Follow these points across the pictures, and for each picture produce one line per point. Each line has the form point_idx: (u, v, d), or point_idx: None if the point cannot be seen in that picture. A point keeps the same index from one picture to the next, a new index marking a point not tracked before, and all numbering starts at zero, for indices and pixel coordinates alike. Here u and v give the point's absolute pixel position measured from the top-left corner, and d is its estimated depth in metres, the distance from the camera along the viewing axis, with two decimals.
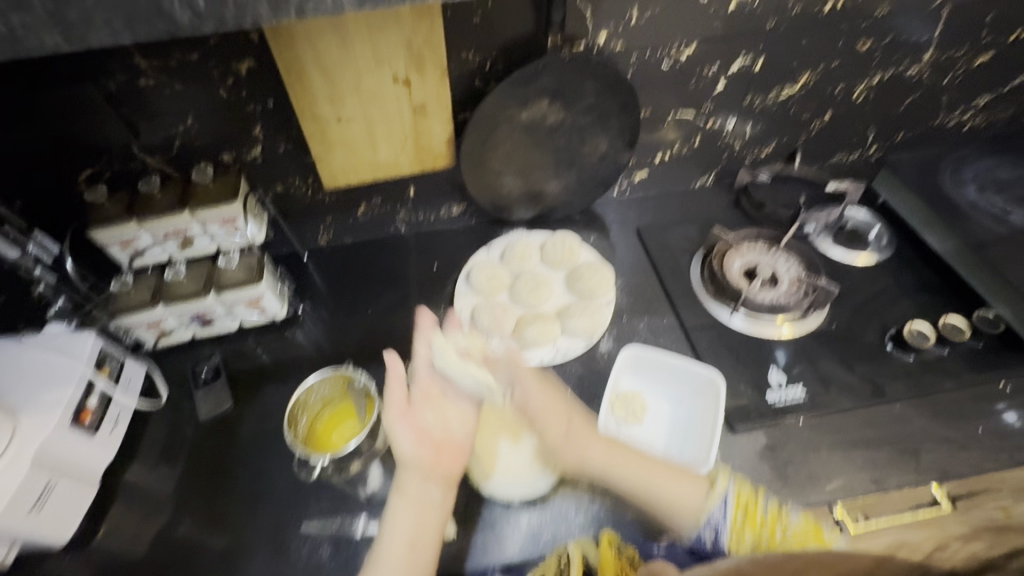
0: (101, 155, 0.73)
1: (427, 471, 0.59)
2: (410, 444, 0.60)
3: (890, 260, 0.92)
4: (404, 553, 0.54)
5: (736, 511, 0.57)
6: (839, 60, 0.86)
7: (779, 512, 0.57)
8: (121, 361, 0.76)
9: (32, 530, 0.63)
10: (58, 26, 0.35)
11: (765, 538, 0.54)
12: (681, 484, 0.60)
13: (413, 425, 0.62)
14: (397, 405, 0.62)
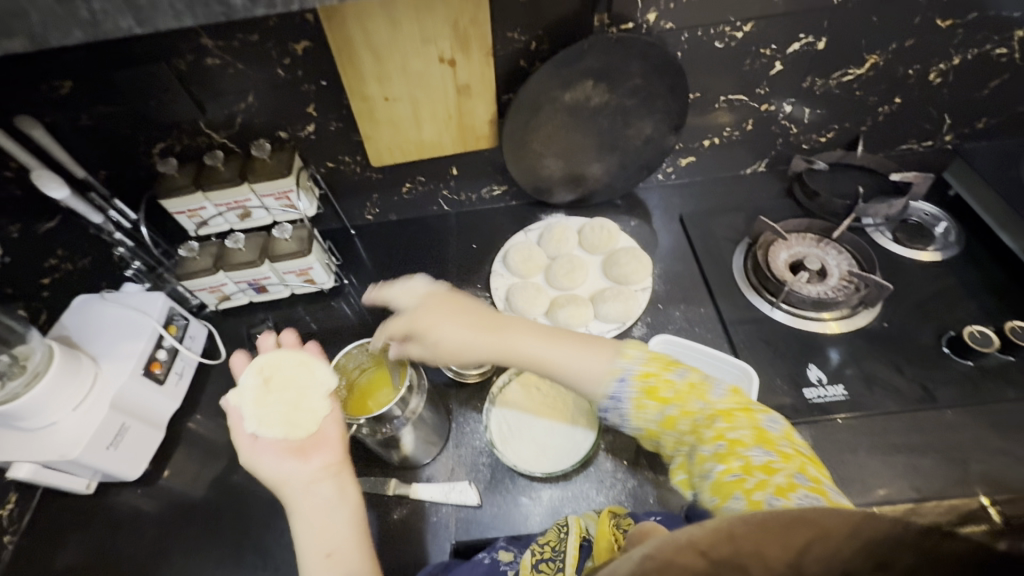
0: (173, 130, 0.79)
1: (309, 477, 0.53)
2: (277, 468, 0.54)
3: (956, 258, 0.86)
4: (322, 563, 0.48)
5: (637, 384, 0.52)
6: (913, 39, 0.80)
7: (695, 384, 0.52)
8: (187, 320, 0.83)
9: (111, 464, 0.71)
10: (131, 9, 0.38)
11: (674, 409, 0.50)
12: (588, 355, 0.54)
13: (271, 449, 0.55)
14: (246, 447, 0.56)
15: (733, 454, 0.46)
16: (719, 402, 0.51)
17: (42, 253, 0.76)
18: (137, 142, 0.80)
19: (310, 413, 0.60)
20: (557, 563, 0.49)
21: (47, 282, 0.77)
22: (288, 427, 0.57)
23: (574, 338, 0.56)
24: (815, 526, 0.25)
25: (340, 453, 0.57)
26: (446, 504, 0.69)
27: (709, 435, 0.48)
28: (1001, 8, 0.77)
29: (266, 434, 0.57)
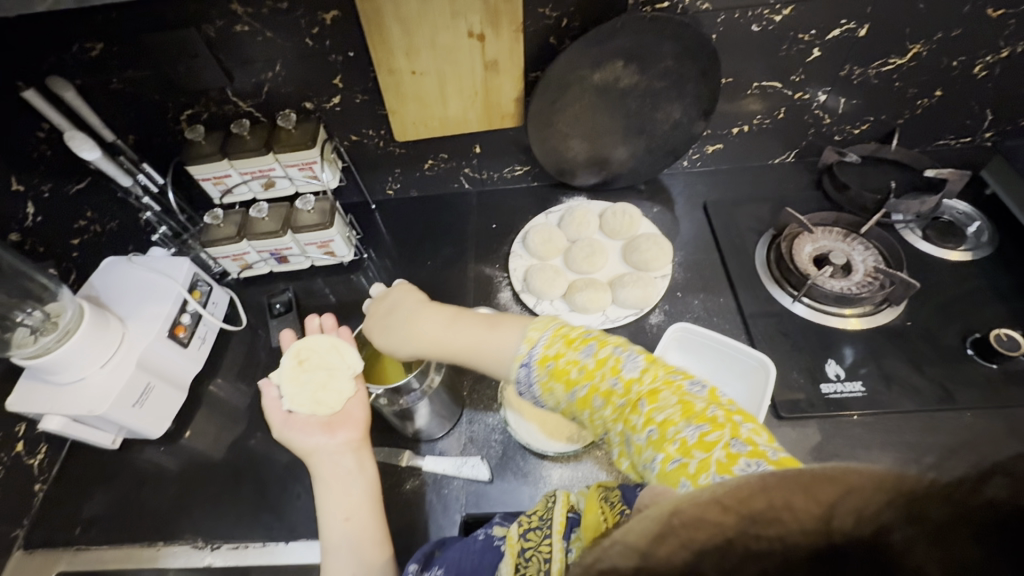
0: (201, 97, 0.80)
1: (334, 449, 0.57)
2: (305, 442, 0.58)
3: (987, 259, 0.84)
4: (341, 527, 0.54)
5: (544, 368, 0.54)
6: (960, 29, 0.77)
7: (603, 360, 0.53)
8: (210, 286, 0.85)
9: (135, 422, 0.73)
10: None
11: (587, 389, 0.52)
12: (499, 338, 0.59)
13: (299, 424, 0.59)
14: (279, 421, 0.59)
15: (663, 431, 0.47)
16: (633, 378, 0.51)
17: (72, 214, 0.78)
18: (165, 108, 0.80)
19: (338, 391, 0.61)
20: (544, 531, 0.45)
21: (76, 243, 0.79)
22: (316, 404, 0.59)
23: (473, 323, 0.61)
24: (843, 481, 0.24)
25: (361, 428, 0.60)
26: (456, 477, 0.70)
27: (632, 413, 0.49)
28: None
29: (298, 409, 0.59)
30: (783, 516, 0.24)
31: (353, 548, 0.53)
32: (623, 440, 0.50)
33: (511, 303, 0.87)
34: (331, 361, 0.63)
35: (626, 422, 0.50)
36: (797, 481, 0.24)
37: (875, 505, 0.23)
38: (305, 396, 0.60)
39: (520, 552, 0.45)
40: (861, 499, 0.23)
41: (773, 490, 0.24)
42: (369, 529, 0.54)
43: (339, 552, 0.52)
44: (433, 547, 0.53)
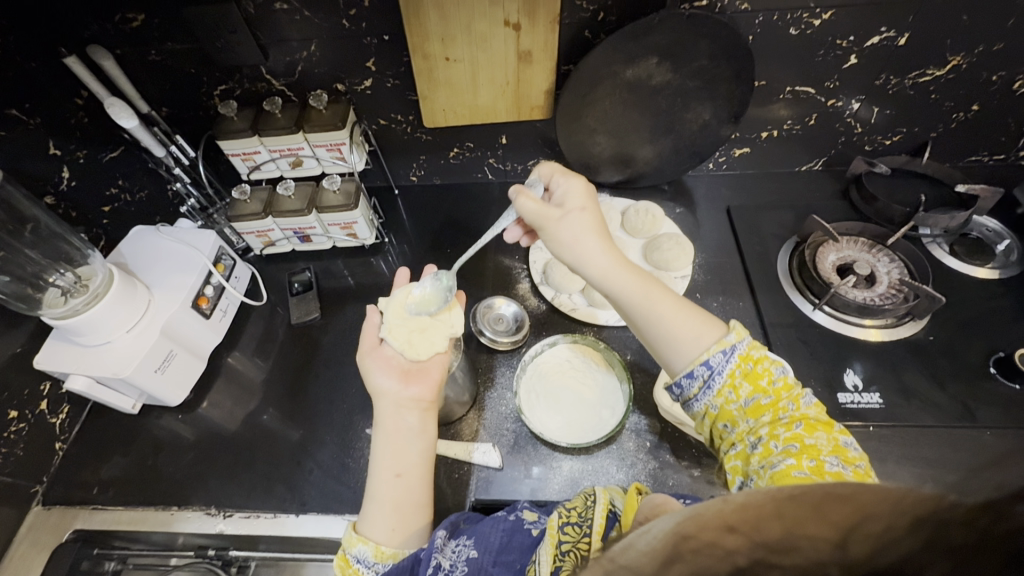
0: (235, 75, 0.81)
1: (401, 400, 0.56)
2: (382, 381, 0.58)
3: (1014, 278, 0.83)
4: (388, 482, 0.53)
5: (738, 365, 0.54)
6: (1003, 42, 0.75)
7: (790, 386, 0.54)
8: (233, 260, 0.86)
9: (157, 388, 0.74)
10: None
11: (765, 399, 0.53)
12: (695, 324, 0.56)
13: (385, 361, 0.59)
14: (369, 346, 0.61)
15: (806, 454, 0.48)
16: (808, 410, 0.53)
17: (105, 181, 0.79)
18: (199, 83, 0.81)
19: (430, 341, 0.60)
20: (584, 529, 0.46)
21: (107, 210, 0.80)
22: (407, 344, 0.59)
23: (672, 304, 0.57)
24: (862, 500, 0.20)
25: (433, 392, 0.58)
26: (467, 463, 0.71)
27: (782, 429, 0.50)
28: None
29: (388, 341, 0.60)
30: (800, 543, 0.21)
31: (394, 504, 0.52)
32: (754, 444, 0.51)
33: (530, 294, 0.88)
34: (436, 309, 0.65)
35: (770, 433, 0.51)
36: (807, 502, 0.21)
37: (903, 528, 0.20)
38: (401, 331, 0.60)
39: (559, 544, 0.45)
40: (886, 521, 0.20)
41: (785, 509, 0.21)
42: (410, 495, 0.53)
43: (381, 503, 0.52)
44: (458, 519, 0.54)
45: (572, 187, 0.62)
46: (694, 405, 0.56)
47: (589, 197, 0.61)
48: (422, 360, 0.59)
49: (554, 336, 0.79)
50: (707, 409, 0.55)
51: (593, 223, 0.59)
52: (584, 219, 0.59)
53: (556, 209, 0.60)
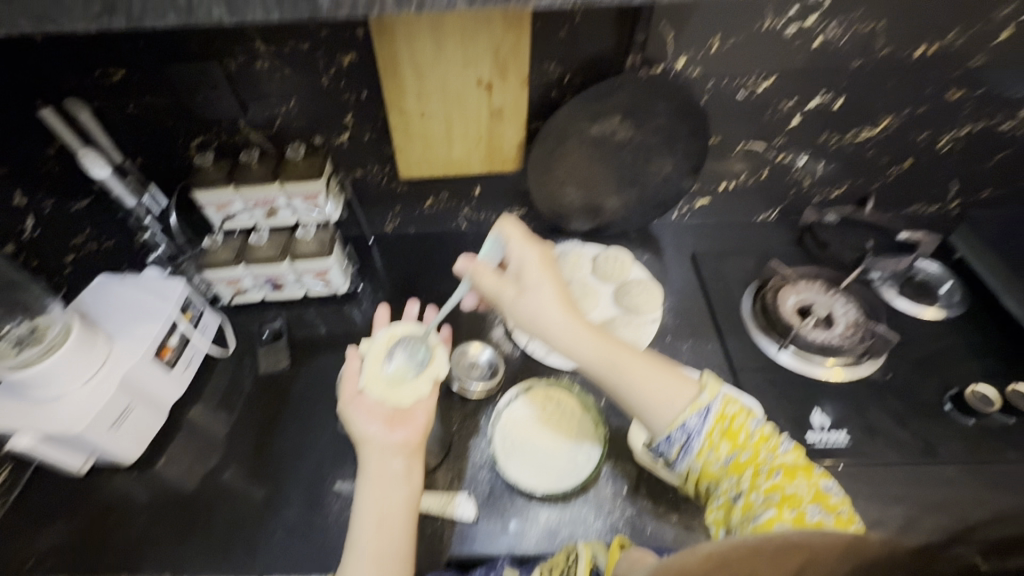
0: (213, 127, 0.82)
1: (387, 445, 0.55)
2: (366, 427, 0.57)
3: (959, 318, 0.88)
4: (371, 530, 0.51)
5: (715, 424, 0.54)
6: (925, 107, 0.84)
7: (768, 436, 0.55)
8: (201, 309, 0.84)
9: (110, 446, 0.70)
10: (180, 12, 0.39)
11: (745, 455, 0.53)
12: (666, 386, 0.57)
13: (368, 406, 0.58)
14: (348, 396, 0.59)
15: (788, 505, 0.49)
16: (787, 457, 0.53)
17: (70, 231, 0.78)
18: (176, 135, 0.82)
19: (413, 388, 0.60)
20: None
21: (70, 260, 0.78)
22: (389, 393, 0.59)
23: (640, 369, 0.58)
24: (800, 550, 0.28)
25: (418, 436, 0.57)
26: (441, 516, 0.68)
27: (762, 479, 0.51)
28: (1009, 87, 0.81)
29: (369, 391, 0.59)
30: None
31: (374, 556, 0.50)
32: (735, 498, 0.52)
33: (504, 340, 0.88)
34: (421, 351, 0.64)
35: (751, 485, 0.51)
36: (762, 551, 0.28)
37: None
38: (384, 379, 0.60)
39: None
40: None
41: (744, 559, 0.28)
42: (396, 544, 0.51)
43: (362, 553, 0.50)
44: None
45: (528, 255, 0.62)
46: (677, 466, 0.56)
47: (546, 267, 0.61)
48: (403, 407, 0.59)
49: (522, 384, 0.79)
50: (689, 470, 0.55)
51: (554, 295, 0.59)
52: (542, 290, 0.59)
53: (512, 287, 0.61)
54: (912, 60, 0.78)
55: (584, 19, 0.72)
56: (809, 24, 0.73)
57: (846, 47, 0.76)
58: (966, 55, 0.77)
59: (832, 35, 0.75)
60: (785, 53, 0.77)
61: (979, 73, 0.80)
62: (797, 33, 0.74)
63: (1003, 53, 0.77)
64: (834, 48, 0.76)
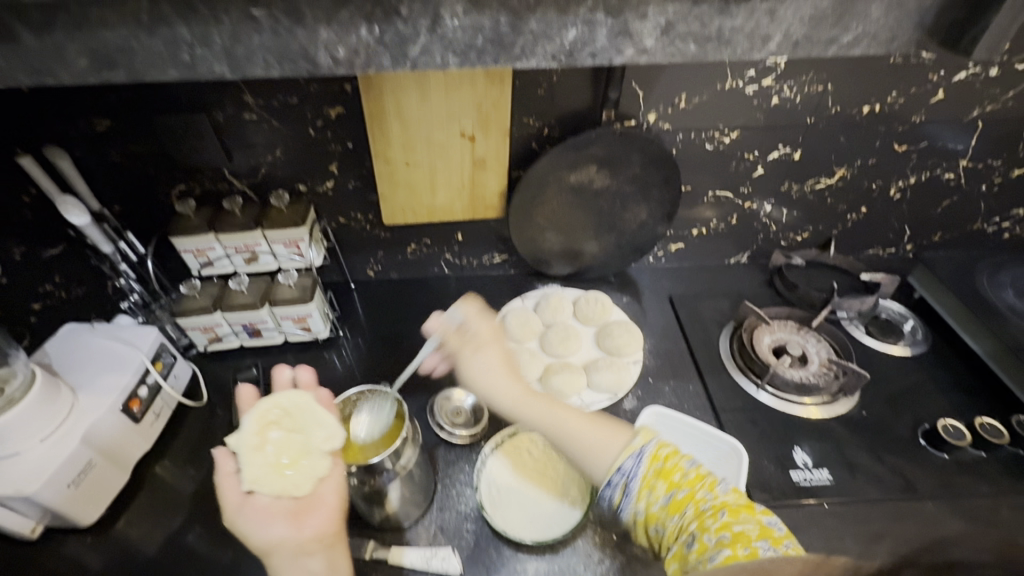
0: (196, 175, 0.82)
1: (300, 545, 0.54)
2: (266, 532, 0.54)
3: (924, 355, 0.92)
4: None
5: (649, 465, 0.56)
6: (875, 158, 0.91)
7: (704, 475, 0.55)
8: (174, 357, 0.81)
9: (67, 507, 0.65)
10: (179, 66, 0.40)
11: (683, 493, 0.53)
12: (601, 434, 0.61)
13: (263, 510, 0.56)
14: (235, 503, 0.56)
15: (739, 542, 0.47)
16: (727, 496, 0.53)
17: (40, 279, 0.74)
18: (159, 183, 0.82)
19: (310, 470, 0.60)
20: None
21: (38, 307, 0.74)
22: (281, 485, 0.58)
23: (579, 419, 0.63)
24: None
25: (333, 523, 0.57)
26: (425, 572, 0.65)
27: (709, 519, 0.50)
28: (947, 141, 0.89)
29: (257, 490, 0.57)
30: None
31: None
32: (689, 541, 0.50)
33: None
34: (302, 424, 0.64)
35: (700, 525, 0.50)
36: None
37: None
38: (273, 475, 0.58)
39: None
40: None
41: None
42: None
43: None
44: None
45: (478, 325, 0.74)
46: (623, 514, 0.56)
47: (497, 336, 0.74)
48: (302, 496, 0.58)
49: (513, 426, 0.78)
50: (634, 516, 0.55)
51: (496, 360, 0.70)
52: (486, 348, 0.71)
53: (470, 345, 0.72)
54: (860, 117, 0.85)
55: (561, 78, 0.77)
56: (766, 84, 0.80)
57: (801, 105, 0.83)
58: (907, 112, 0.85)
59: (787, 95, 0.82)
60: (747, 110, 0.83)
61: (919, 129, 0.88)
62: (755, 92, 0.81)
63: (938, 112, 0.85)
64: (790, 106, 0.83)
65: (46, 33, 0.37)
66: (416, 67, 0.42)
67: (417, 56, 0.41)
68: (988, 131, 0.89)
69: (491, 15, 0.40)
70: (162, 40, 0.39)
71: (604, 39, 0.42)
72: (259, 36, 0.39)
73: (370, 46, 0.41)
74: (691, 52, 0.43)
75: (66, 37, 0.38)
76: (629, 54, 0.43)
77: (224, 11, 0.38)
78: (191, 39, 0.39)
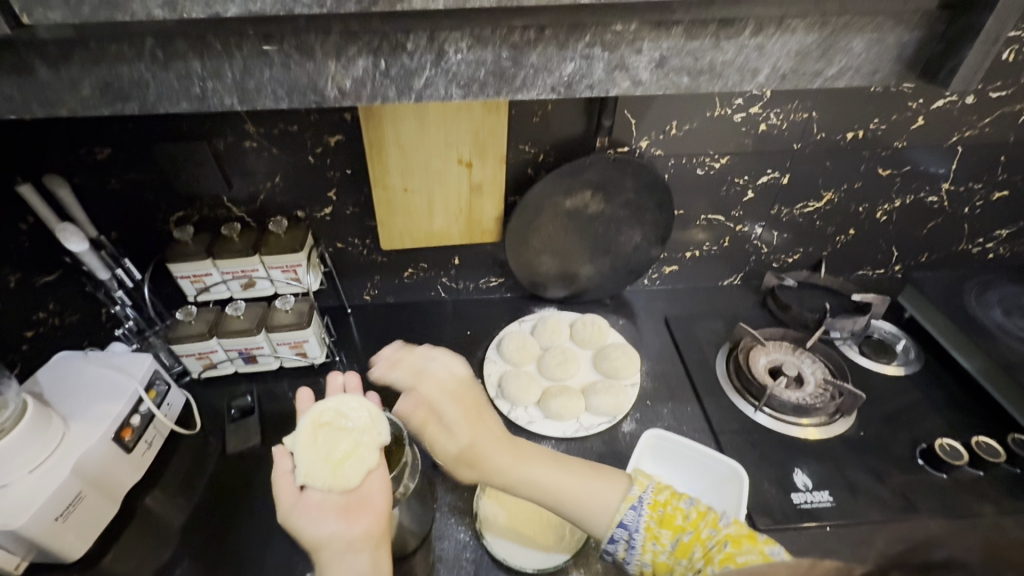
0: (194, 202, 0.83)
1: (349, 539, 0.49)
2: (322, 523, 0.51)
3: (918, 374, 0.93)
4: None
5: (650, 515, 0.56)
6: (861, 182, 0.94)
7: (704, 513, 0.55)
8: (168, 385, 0.80)
9: (54, 542, 0.63)
10: (189, 99, 0.41)
11: (686, 536, 0.53)
12: (606, 489, 0.58)
13: (319, 501, 0.53)
14: (289, 499, 0.53)
15: None
16: (730, 529, 0.53)
17: (34, 305, 0.73)
18: (156, 210, 0.82)
19: (360, 462, 0.56)
20: None
21: (30, 335, 0.73)
22: (333, 478, 0.54)
23: (582, 474, 0.59)
24: None
25: (381, 522, 0.52)
26: None
27: (714, 554, 0.50)
28: (929, 165, 0.92)
29: (311, 484, 0.54)
30: None
31: None
32: None
33: None
34: (354, 423, 0.61)
35: (706, 562, 0.50)
36: None
37: None
38: (325, 465, 0.55)
39: None
40: None
41: None
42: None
43: None
44: None
45: (452, 375, 0.68)
46: (631, 566, 0.56)
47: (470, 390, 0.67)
48: (355, 490, 0.54)
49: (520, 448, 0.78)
50: (643, 566, 0.55)
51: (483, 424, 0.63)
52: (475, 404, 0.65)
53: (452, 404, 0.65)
54: (845, 142, 0.88)
55: (556, 107, 0.79)
56: (754, 112, 0.83)
57: (788, 132, 0.86)
58: (890, 138, 0.88)
59: (774, 122, 0.84)
60: (736, 136, 0.86)
61: (902, 154, 0.90)
62: (744, 119, 0.84)
63: (920, 138, 0.89)
64: (777, 132, 0.86)
65: (61, 68, 0.38)
66: (421, 99, 0.43)
67: (421, 88, 0.43)
68: (968, 155, 0.92)
69: (493, 50, 0.41)
70: (175, 74, 0.40)
71: (601, 72, 0.43)
72: (269, 71, 0.40)
73: (376, 80, 0.42)
74: (684, 84, 0.45)
75: (81, 72, 0.39)
76: (626, 86, 0.45)
77: (236, 47, 0.39)
78: (203, 73, 0.40)
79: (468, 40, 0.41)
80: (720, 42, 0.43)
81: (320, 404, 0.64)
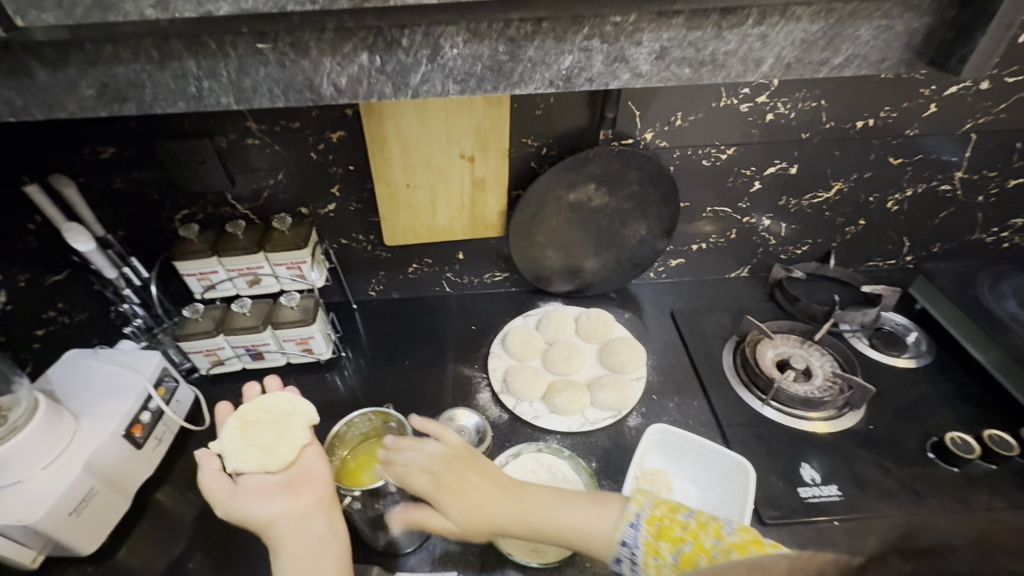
0: (199, 200, 0.83)
1: (300, 511, 0.53)
2: (264, 504, 0.53)
3: (929, 366, 0.91)
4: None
5: (648, 530, 0.53)
6: (870, 171, 0.92)
7: (705, 522, 0.52)
8: (176, 382, 0.81)
9: (68, 537, 0.64)
10: (187, 99, 0.41)
11: (687, 548, 0.50)
12: (600, 511, 0.57)
13: (259, 484, 0.55)
14: (224, 492, 0.54)
15: None
16: (733, 536, 0.50)
17: (43, 304, 0.74)
18: (161, 208, 0.83)
19: (292, 442, 0.60)
20: None
21: (41, 333, 0.74)
22: (269, 461, 0.57)
23: (578, 502, 0.58)
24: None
25: (326, 488, 0.57)
26: None
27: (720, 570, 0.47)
28: (942, 153, 0.90)
29: (246, 471, 0.57)
30: None
31: None
32: None
33: (490, 404, 0.87)
34: (281, 413, 0.64)
35: None
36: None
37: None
38: (253, 456, 0.58)
39: None
40: None
41: None
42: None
43: None
44: None
45: (434, 454, 0.59)
46: None
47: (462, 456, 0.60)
48: (291, 469, 0.58)
49: (539, 443, 0.78)
50: None
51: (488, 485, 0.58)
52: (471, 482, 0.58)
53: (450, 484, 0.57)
54: (854, 131, 0.86)
55: (558, 100, 0.79)
56: (760, 102, 0.81)
57: (795, 121, 0.84)
58: (901, 126, 0.86)
59: (781, 111, 0.83)
60: (742, 126, 0.84)
61: (914, 142, 0.88)
62: (750, 109, 0.82)
63: (932, 125, 0.87)
64: (784, 122, 0.84)
65: (58, 70, 0.38)
66: (418, 95, 0.43)
67: (418, 84, 0.42)
68: (982, 143, 0.89)
69: (490, 44, 0.41)
70: (171, 74, 0.40)
71: (600, 65, 0.43)
72: (265, 69, 0.40)
73: (372, 76, 0.42)
74: (685, 75, 0.44)
75: (78, 73, 0.39)
76: (626, 79, 0.44)
77: (231, 45, 0.39)
78: (198, 72, 0.40)
79: (464, 34, 0.40)
80: (722, 32, 0.42)
81: (244, 407, 0.65)
